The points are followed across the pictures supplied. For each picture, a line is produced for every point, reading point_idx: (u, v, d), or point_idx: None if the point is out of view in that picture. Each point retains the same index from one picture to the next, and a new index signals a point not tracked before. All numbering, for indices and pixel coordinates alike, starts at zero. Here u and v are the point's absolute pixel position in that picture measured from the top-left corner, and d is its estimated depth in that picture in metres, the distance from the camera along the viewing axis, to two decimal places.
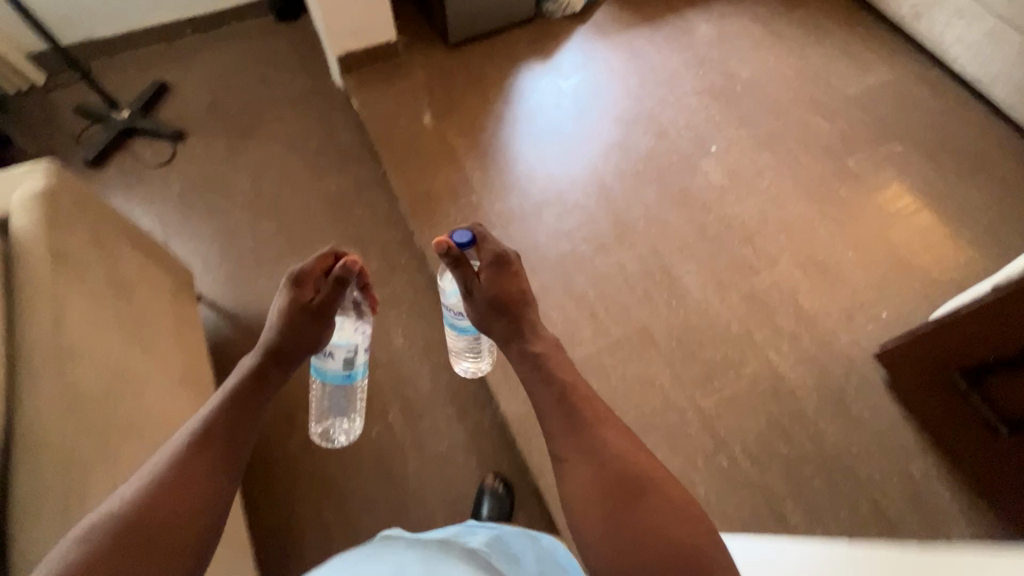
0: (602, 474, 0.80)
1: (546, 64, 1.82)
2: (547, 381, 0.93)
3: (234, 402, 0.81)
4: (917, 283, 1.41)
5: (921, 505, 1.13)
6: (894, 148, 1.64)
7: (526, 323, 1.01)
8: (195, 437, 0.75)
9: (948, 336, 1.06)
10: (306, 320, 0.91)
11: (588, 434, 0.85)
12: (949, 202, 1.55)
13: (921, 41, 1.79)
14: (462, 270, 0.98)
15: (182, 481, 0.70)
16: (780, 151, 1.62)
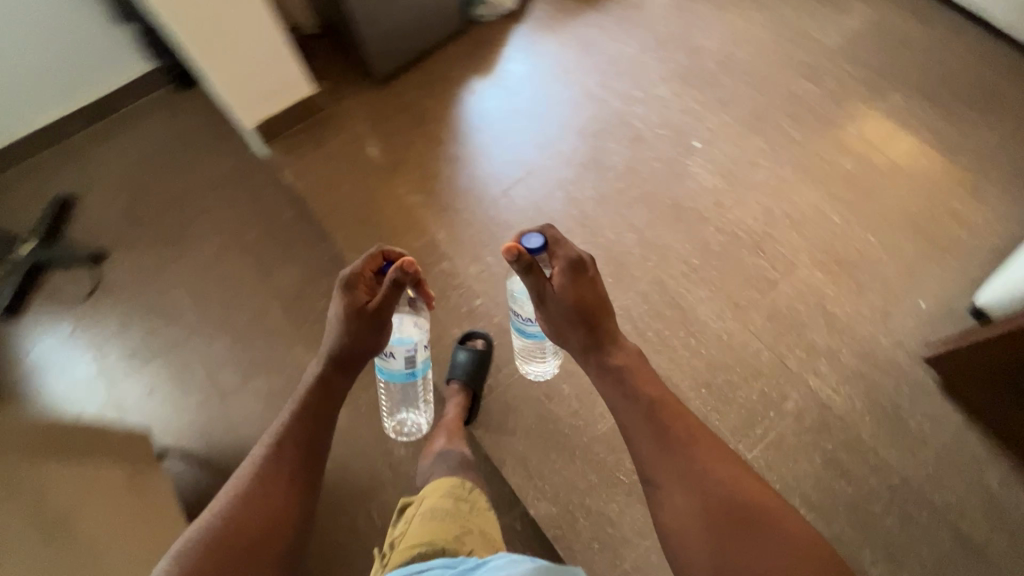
0: (704, 496, 0.78)
1: (493, 78, 1.61)
2: (630, 400, 0.90)
3: (303, 411, 0.85)
4: (949, 256, 1.26)
5: (1007, 522, 1.03)
6: (893, 100, 1.46)
7: (605, 336, 0.96)
8: (271, 448, 0.80)
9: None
10: (362, 324, 0.89)
11: (686, 452, 0.83)
12: (967, 149, 1.38)
13: None
14: (535, 278, 0.92)
15: (259, 492, 0.76)
16: (769, 132, 1.45)
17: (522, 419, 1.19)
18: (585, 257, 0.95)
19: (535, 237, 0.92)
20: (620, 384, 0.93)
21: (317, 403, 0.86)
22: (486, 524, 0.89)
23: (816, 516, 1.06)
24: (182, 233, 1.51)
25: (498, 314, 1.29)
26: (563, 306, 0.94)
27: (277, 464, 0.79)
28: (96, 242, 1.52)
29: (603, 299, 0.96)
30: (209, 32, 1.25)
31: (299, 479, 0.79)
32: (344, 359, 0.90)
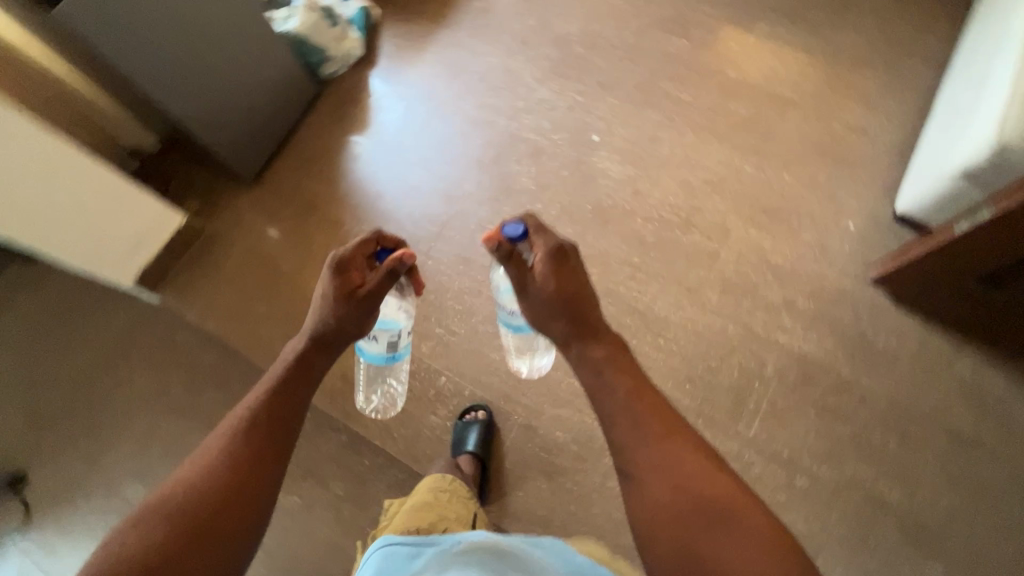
0: (672, 491, 0.67)
1: (374, 131, 1.51)
2: (609, 384, 0.77)
3: (282, 384, 0.75)
4: (859, 169, 1.30)
5: (987, 405, 1.10)
6: (760, 29, 1.47)
7: (588, 323, 0.82)
8: (244, 426, 0.69)
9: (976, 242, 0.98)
10: (347, 303, 0.79)
11: (658, 441, 0.71)
12: (840, 56, 1.41)
13: None
14: (515, 267, 0.82)
15: (226, 472, 0.65)
16: (659, 100, 1.43)
17: (531, 482, 1.16)
18: (570, 246, 0.84)
19: (515, 224, 0.82)
20: (607, 367, 0.78)
21: (295, 381, 0.76)
22: (467, 508, 0.96)
23: (830, 466, 1.09)
24: (101, 417, 1.35)
25: (469, 383, 1.23)
26: (542, 296, 0.82)
27: (247, 443, 0.67)
28: (7, 463, 1.33)
29: (588, 285, 0.84)
30: (52, 220, 1.15)
31: (272, 463, 0.68)
32: (325, 339, 0.79)
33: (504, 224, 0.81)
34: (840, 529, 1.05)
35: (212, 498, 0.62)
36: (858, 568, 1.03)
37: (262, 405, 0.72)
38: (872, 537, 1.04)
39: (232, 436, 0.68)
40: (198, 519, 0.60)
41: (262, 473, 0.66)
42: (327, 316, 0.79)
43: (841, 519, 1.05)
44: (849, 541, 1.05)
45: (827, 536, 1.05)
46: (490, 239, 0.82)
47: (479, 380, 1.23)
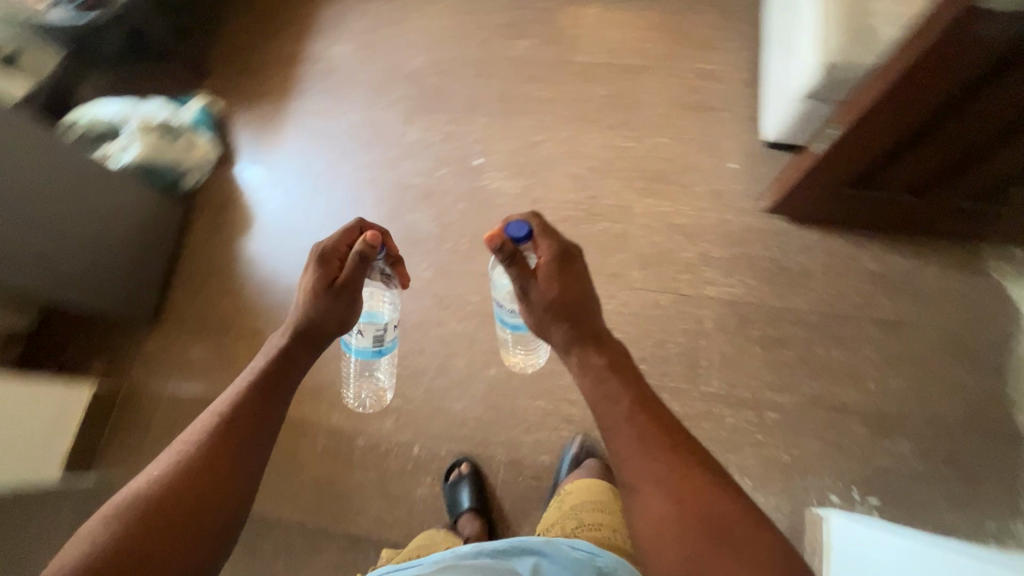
0: (680, 508, 0.68)
1: (267, 221, 1.46)
2: (615, 398, 0.78)
3: (261, 385, 0.75)
4: (723, 111, 1.37)
5: (898, 285, 1.19)
6: (592, 8, 1.51)
7: (591, 332, 0.84)
8: (218, 427, 0.70)
9: (848, 150, 1.02)
10: (327, 294, 0.80)
11: (662, 456, 0.72)
12: (672, 11, 1.48)
13: None
14: (518, 268, 0.84)
15: (198, 472, 0.66)
16: (524, 104, 1.45)
17: (535, 513, 1.17)
18: (573, 251, 0.87)
19: (522, 226, 0.84)
20: (611, 382, 0.80)
21: (275, 377, 0.77)
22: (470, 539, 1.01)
23: (790, 391, 1.16)
24: None
25: (443, 442, 1.22)
26: (544, 300, 0.85)
27: (227, 438, 0.69)
28: None
29: (589, 292, 0.87)
30: None
31: (251, 456, 0.69)
32: (305, 334, 0.80)
33: (509, 224, 0.82)
34: (817, 444, 1.12)
35: (192, 486, 0.65)
36: (844, 475, 1.10)
37: (241, 407, 0.72)
38: (846, 441, 1.12)
39: (209, 435, 0.69)
40: (170, 518, 0.62)
41: (241, 466, 0.68)
42: (309, 312, 0.80)
43: (815, 435, 1.12)
44: (829, 452, 1.12)
45: (809, 455, 1.12)
46: (493, 239, 0.83)
47: (451, 434, 1.22)
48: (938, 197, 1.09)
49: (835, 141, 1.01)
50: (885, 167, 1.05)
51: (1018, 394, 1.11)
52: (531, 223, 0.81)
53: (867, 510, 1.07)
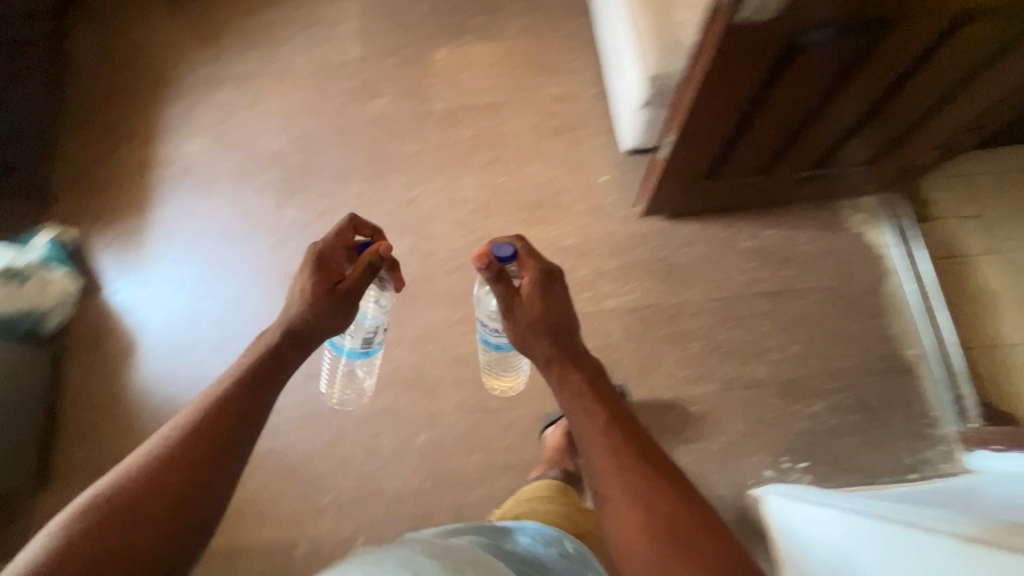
0: (652, 518, 0.64)
1: (153, 339, 1.37)
2: (592, 412, 0.73)
3: (251, 381, 0.70)
4: (582, 128, 1.42)
5: (774, 255, 1.27)
6: (438, 55, 1.53)
7: (567, 351, 0.78)
8: (201, 422, 0.64)
9: (695, 148, 1.05)
10: (327, 294, 0.78)
11: (632, 471, 0.67)
12: (514, 42, 1.51)
13: None
14: (504, 285, 0.80)
15: (182, 464, 0.61)
16: (393, 162, 1.45)
17: None
18: (556, 271, 0.83)
19: (508, 245, 0.80)
20: (591, 399, 0.73)
21: (264, 375, 0.72)
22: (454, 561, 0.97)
23: (705, 380, 1.20)
24: None
25: (387, 525, 1.17)
26: (525, 318, 0.79)
27: (207, 434, 0.64)
28: None
29: (571, 312, 0.82)
30: None
31: (230, 456, 0.64)
32: (301, 335, 0.76)
33: (495, 241, 0.79)
34: (741, 424, 1.16)
35: (164, 484, 0.60)
36: (772, 448, 1.14)
37: (229, 400, 0.67)
38: (766, 414, 1.17)
39: (190, 426, 0.64)
40: (150, 505, 0.59)
41: (219, 466, 0.63)
42: (305, 311, 0.77)
43: (737, 417, 1.16)
44: (753, 428, 1.16)
45: (736, 437, 1.15)
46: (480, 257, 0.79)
47: (393, 515, 1.17)
48: (784, 169, 1.16)
49: (680, 145, 1.05)
50: (734, 152, 1.09)
51: (898, 329, 1.20)
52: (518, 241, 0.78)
53: (799, 476, 1.12)
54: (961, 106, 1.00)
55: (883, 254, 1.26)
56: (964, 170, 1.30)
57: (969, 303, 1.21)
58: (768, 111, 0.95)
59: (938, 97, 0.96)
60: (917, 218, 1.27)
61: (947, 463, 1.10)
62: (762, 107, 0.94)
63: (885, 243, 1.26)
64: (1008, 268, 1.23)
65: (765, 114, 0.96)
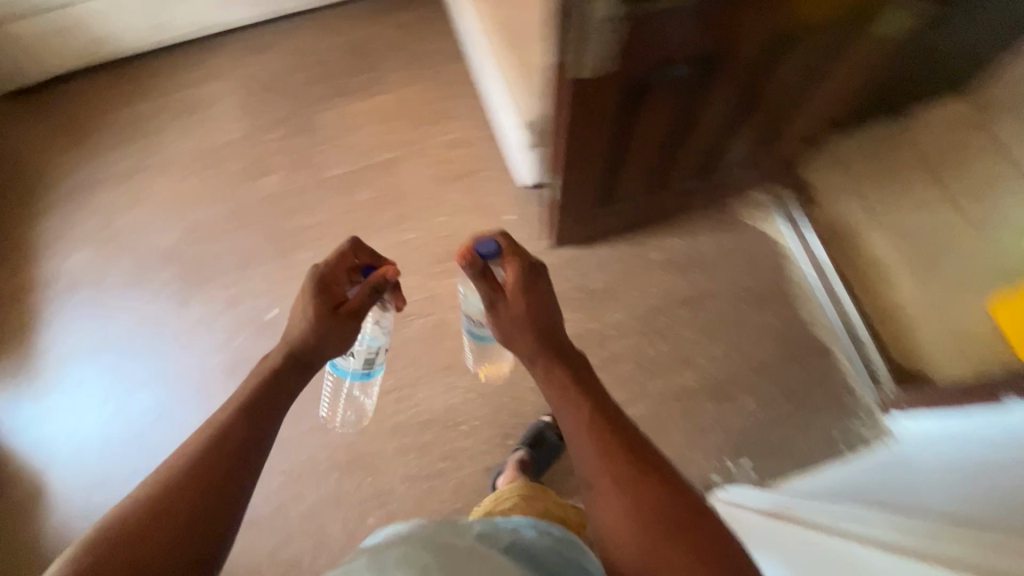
0: (635, 506, 0.62)
1: (61, 473, 1.26)
2: (576, 405, 0.71)
3: (256, 405, 0.67)
4: (480, 171, 1.43)
5: (683, 262, 1.31)
6: (324, 121, 1.51)
7: (550, 343, 0.77)
8: (206, 445, 0.61)
9: (583, 184, 1.07)
10: (330, 317, 0.75)
11: (612, 461, 0.66)
12: (398, 95, 1.50)
13: (196, 31, 1.54)
14: (488, 283, 0.78)
15: (185, 487, 0.58)
16: (297, 238, 1.41)
17: None
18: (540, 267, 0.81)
19: (492, 242, 0.79)
20: (574, 392, 0.73)
21: (268, 397, 0.69)
22: None
23: (641, 398, 1.22)
24: None
25: None
26: (510, 316, 0.78)
27: (214, 458, 0.61)
28: None
29: (556, 307, 0.81)
30: None
31: (239, 479, 0.61)
32: (303, 357, 0.74)
33: (478, 240, 0.78)
34: (683, 435, 1.18)
35: (168, 512, 0.56)
36: (714, 451, 1.17)
37: (235, 424, 0.64)
38: (703, 420, 1.20)
39: (193, 455, 0.61)
40: (156, 535, 0.55)
41: (228, 488, 0.60)
42: (309, 333, 0.74)
43: (677, 429, 1.19)
44: (694, 436, 1.19)
45: (681, 449, 1.18)
46: (463, 254, 0.78)
47: None
48: (674, 184, 1.21)
49: (566, 185, 1.06)
50: (622, 178, 1.11)
51: (806, 311, 1.27)
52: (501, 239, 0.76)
53: (744, 473, 1.16)
54: (809, 102, 1.08)
55: (781, 243, 1.33)
56: (837, 152, 1.37)
57: (863, 276, 1.29)
58: (642, 139, 0.98)
59: (786, 99, 1.03)
60: (803, 205, 1.35)
61: (871, 429, 1.17)
62: (635, 137, 0.97)
63: (781, 233, 1.33)
64: (892, 236, 1.32)
65: (641, 141, 0.99)
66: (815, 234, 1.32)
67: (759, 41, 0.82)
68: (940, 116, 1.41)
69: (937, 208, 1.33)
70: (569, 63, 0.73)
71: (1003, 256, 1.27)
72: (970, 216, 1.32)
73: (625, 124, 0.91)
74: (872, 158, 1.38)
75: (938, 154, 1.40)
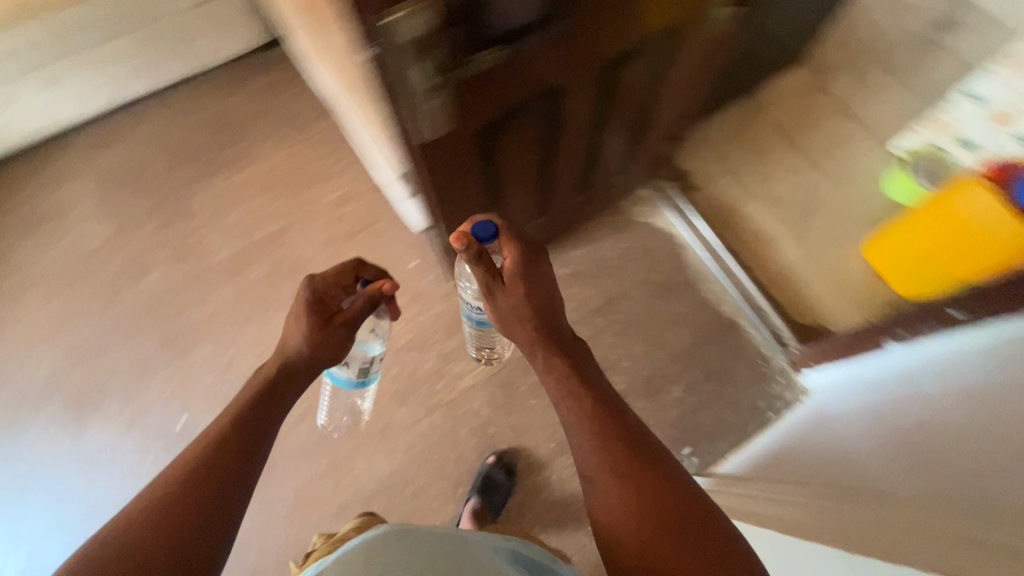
0: (635, 492, 0.64)
1: None
2: (578, 398, 0.71)
3: (255, 406, 0.71)
4: (374, 223, 1.40)
5: (590, 272, 1.34)
6: (198, 204, 1.42)
7: (552, 332, 0.74)
8: (204, 451, 0.65)
9: (468, 225, 1.06)
10: (321, 329, 0.75)
11: (613, 449, 0.67)
12: (272, 163, 1.45)
13: (44, 133, 1.43)
14: (485, 266, 0.72)
15: (184, 493, 0.61)
16: (194, 334, 1.32)
17: None
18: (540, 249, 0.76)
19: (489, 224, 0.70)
20: (577, 385, 0.73)
21: (263, 406, 0.72)
22: None
23: None
24: None
25: None
26: (506, 306, 0.74)
27: (212, 462, 0.64)
28: None
29: (557, 293, 0.77)
30: None
31: (236, 481, 0.64)
32: (297, 369, 0.75)
33: (475, 220, 0.69)
34: None
35: (169, 514, 0.59)
36: None
37: (236, 426, 0.68)
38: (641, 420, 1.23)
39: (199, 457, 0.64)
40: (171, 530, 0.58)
41: (228, 490, 0.63)
42: (307, 342, 0.75)
43: None
44: None
45: None
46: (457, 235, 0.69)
47: None
48: (562, 200, 1.22)
49: (450, 228, 1.05)
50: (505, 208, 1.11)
51: (710, 293, 1.33)
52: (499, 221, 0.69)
53: (688, 461, 1.20)
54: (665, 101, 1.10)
55: (674, 233, 1.39)
56: (703, 138, 1.50)
57: (751, 248, 1.39)
58: (512, 171, 0.98)
59: (643, 104, 1.05)
60: (686, 194, 1.43)
61: (790, 390, 1.25)
62: (504, 173, 0.96)
63: (672, 223, 1.39)
64: (767, 206, 1.43)
65: (512, 173, 0.99)
66: (701, 219, 1.40)
67: (602, 62, 0.81)
68: (783, 88, 1.56)
69: (798, 172, 1.47)
70: (413, 128, 0.67)
71: (861, 202, 1.43)
72: (827, 173, 1.46)
73: (490, 164, 0.90)
74: (734, 137, 1.50)
75: (793, 122, 1.52)
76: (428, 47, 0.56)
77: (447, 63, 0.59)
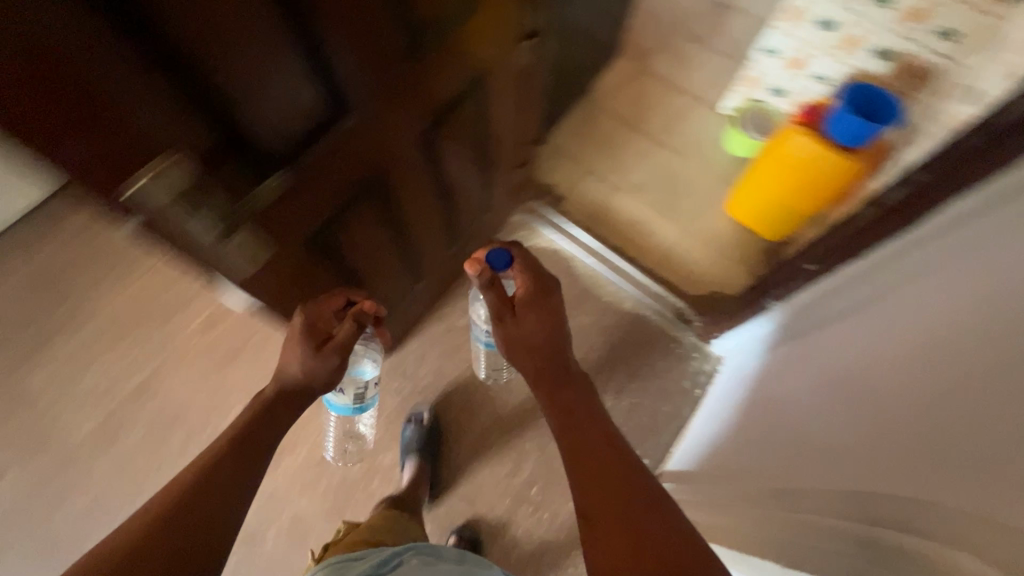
0: (612, 501, 0.66)
1: None
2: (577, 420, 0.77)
3: (245, 434, 0.73)
4: (252, 337, 1.27)
5: None
6: (40, 385, 1.23)
7: (553, 379, 0.82)
8: (211, 462, 0.68)
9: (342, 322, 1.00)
10: (315, 354, 0.79)
11: (601, 470, 0.69)
12: (114, 310, 1.28)
13: None
14: (496, 292, 0.84)
15: (194, 491, 0.65)
16: (89, 529, 1.16)
17: None
18: (551, 283, 0.87)
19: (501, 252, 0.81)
20: (579, 409, 0.79)
21: (261, 422, 0.76)
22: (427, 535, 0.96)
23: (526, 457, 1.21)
24: None
25: None
26: (515, 331, 0.83)
27: (219, 468, 0.68)
28: None
29: (560, 327, 0.85)
30: None
31: (240, 487, 0.68)
32: (291, 393, 0.79)
33: (490, 250, 0.80)
34: None
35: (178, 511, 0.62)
36: None
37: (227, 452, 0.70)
38: None
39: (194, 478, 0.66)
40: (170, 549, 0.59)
41: (234, 493, 0.67)
42: (299, 370, 0.78)
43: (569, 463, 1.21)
44: None
45: None
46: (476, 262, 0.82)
47: None
48: (438, 256, 1.20)
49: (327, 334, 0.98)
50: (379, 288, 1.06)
51: (607, 296, 1.36)
52: (514, 252, 0.80)
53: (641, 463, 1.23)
54: (502, 136, 1.10)
55: (558, 250, 1.41)
56: (556, 149, 1.54)
57: (631, 240, 1.43)
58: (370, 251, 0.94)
59: (479, 147, 1.04)
60: (556, 208, 1.45)
61: (708, 361, 1.30)
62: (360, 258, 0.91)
63: (553, 239, 1.41)
64: (634, 196, 1.48)
65: (373, 251, 0.95)
66: (579, 227, 1.43)
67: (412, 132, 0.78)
68: (613, 82, 1.64)
69: (650, 155, 1.54)
70: (226, 272, 0.61)
71: (712, 166, 1.52)
72: (674, 148, 1.55)
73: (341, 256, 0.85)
74: (584, 139, 1.56)
75: (631, 111, 1.60)
76: (194, 200, 0.49)
77: (226, 205, 0.53)
